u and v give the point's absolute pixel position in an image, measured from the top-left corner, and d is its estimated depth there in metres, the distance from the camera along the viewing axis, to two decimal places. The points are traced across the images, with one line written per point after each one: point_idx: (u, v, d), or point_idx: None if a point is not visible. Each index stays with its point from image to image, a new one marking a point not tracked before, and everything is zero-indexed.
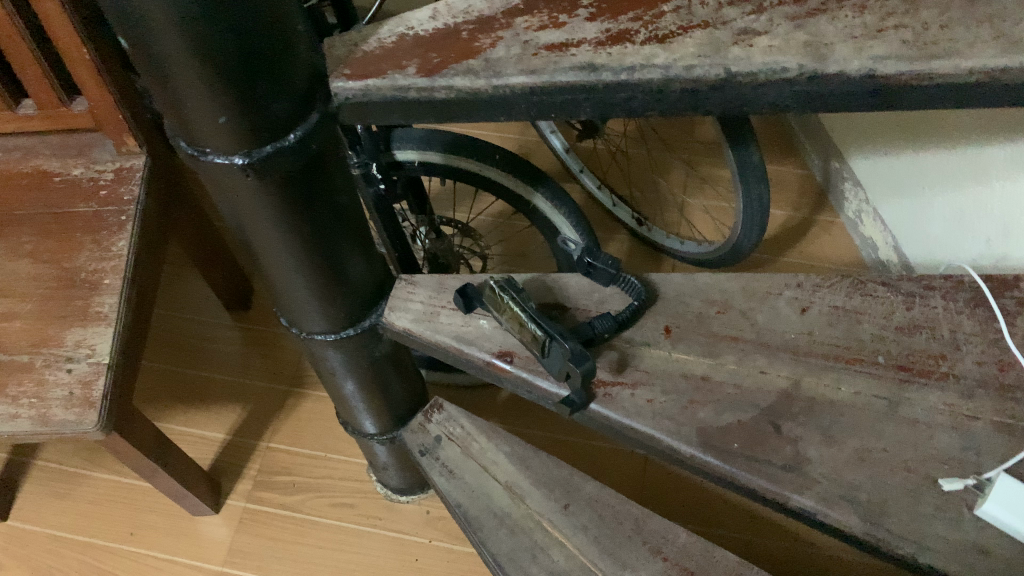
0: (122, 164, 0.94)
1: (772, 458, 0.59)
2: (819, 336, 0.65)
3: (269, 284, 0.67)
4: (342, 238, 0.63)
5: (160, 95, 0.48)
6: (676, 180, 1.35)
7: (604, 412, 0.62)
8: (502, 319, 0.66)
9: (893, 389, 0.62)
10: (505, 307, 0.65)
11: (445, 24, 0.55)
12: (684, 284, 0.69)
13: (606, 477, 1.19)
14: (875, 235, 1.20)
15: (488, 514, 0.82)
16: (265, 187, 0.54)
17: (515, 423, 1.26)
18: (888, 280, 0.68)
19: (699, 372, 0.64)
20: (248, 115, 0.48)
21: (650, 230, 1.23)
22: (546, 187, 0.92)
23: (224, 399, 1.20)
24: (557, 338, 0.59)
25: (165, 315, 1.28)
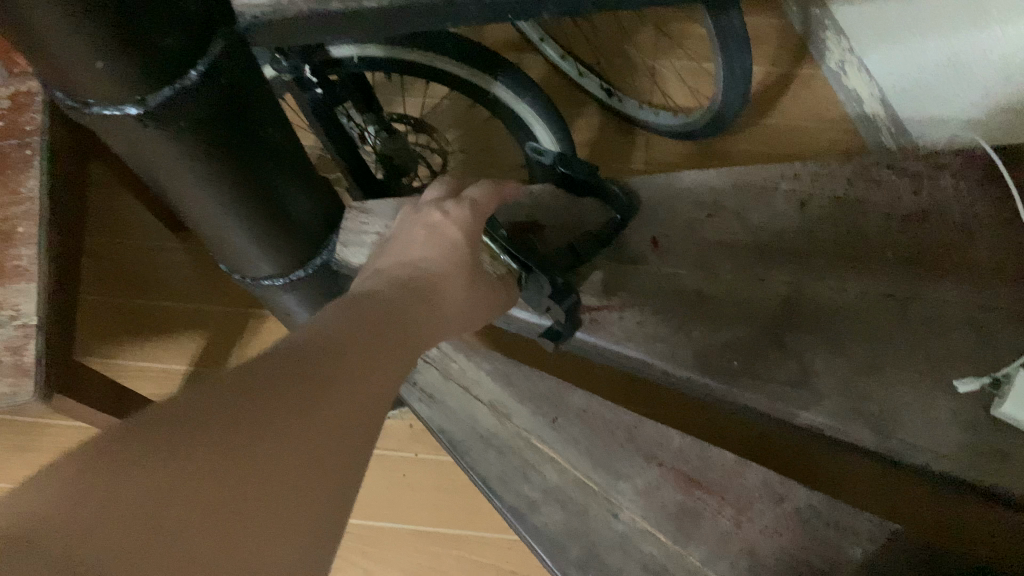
0: (18, 87, 0.81)
1: (776, 375, 0.54)
2: (820, 234, 0.59)
3: (200, 233, 0.59)
4: (274, 173, 0.55)
5: (15, 38, 0.38)
6: (644, 43, 1.24)
7: (593, 340, 0.57)
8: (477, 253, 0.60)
9: (904, 285, 0.56)
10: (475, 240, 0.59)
11: None
12: (668, 188, 0.63)
13: None
14: (860, 87, 1.12)
15: (475, 438, 0.79)
16: (172, 133, 0.45)
17: None
18: (892, 160, 0.61)
19: (691, 287, 0.58)
20: (133, 54, 0.39)
21: (621, 101, 1.14)
22: (504, 74, 0.82)
23: (181, 328, 1.13)
24: (535, 273, 0.54)
25: (99, 239, 1.17)
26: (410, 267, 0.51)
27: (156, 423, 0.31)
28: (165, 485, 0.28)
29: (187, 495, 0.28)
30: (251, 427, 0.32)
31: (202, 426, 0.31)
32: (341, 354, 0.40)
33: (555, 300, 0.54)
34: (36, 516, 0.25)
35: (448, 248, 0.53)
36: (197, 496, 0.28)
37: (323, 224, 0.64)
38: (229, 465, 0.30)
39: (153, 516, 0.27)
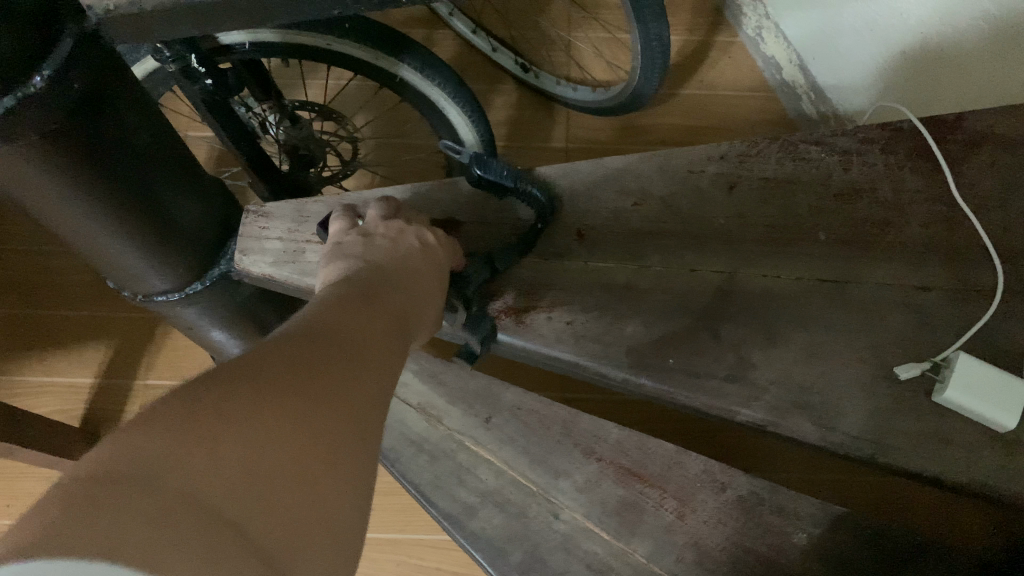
0: None
1: (712, 370, 0.51)
2: (751, 218, 0.57)
3: (74, 249, 0.52)
4: (155, 179, 0.49)
5: None
6: (559, 14, 1.19)
7: (520, 343, 0.53)
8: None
9: (837, 268, 0.54)
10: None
11: None
12: (592, 174, 0.59)
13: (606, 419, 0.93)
14: (778, 53, 1.11)
15: (404, 442, 0.74)
16: (19, 146, 0.39)
17: None
18: (820, 138, 0.59)
19: (621, 281, 0.55)
20: None
21: (537, 76, 1.10)
22: (411, 56, 0.77)
23: (79, 338, 1.04)
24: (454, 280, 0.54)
25: None
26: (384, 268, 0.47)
27: (241, 372, 0.31)
28: (239, 435, 0.28)
29: (295, 448, 0.29)
30: (327, 384, 0.33)
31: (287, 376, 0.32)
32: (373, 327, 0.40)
33: (468, 330, 0.51)
34: (163, 466, 0.25)
35: (434, 265, 0.51)
36: (302, 448, 0.29)
37: (217, 230, 0.58)
38: (320, 423, 0.31)
39: (272, 471, 0.27)
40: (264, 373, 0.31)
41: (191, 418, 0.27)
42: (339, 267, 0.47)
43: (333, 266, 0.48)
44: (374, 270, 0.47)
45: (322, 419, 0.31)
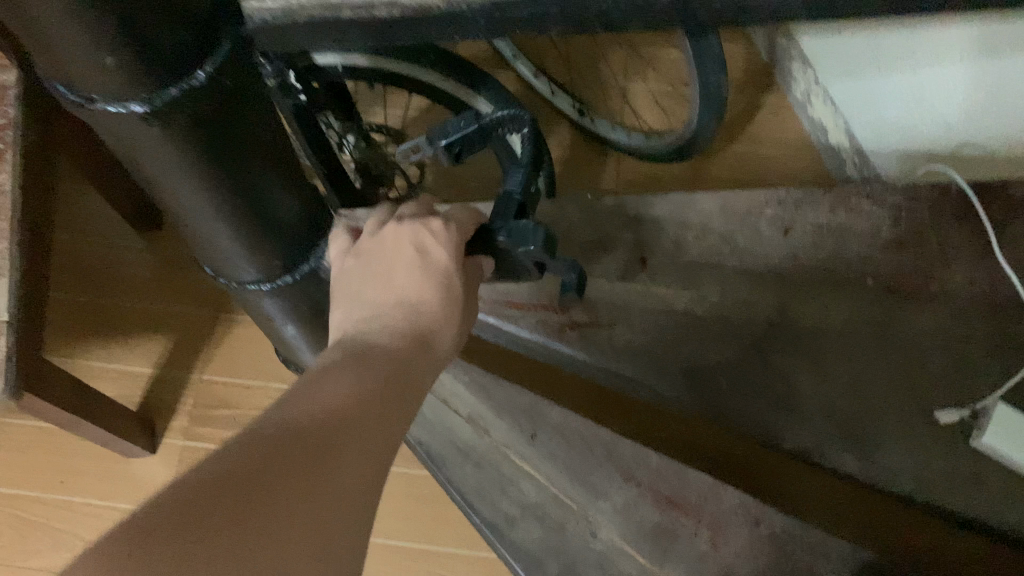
0: None
1: (760, 395, 0.56)
2: (804, 259, 0.61)
3: (183, 231, 0.58)
4: (267, 175, 0.54)
5: (19, 31, 0.37)
6: (618, 64, 1.25)
7: (584, 357, 0.58)
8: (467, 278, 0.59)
9: (882, 310, 0.58)
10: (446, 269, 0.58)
11: None
12: (658, 206, 0.64)
13: None
14: (825, 117, 1.15)
15: (454, 449, 0.80)
16: (170, 134, 0.44)
17: None
18: (871, 192, 0.63)
19: (680, 306, 0.59)
20: (143, 51, 0.38)
21: (593, 121, 1.15)
22: (487, 89, 0.80)
23: (146, 329, 1.09)
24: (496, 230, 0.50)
25: (66, 240, 1.13)
26: (384, 299, 0.47)
27: (200, 488, 0.32)
28: (188, 561, 0.29)
29: (249, 562, 0.30)
30: (297, 483, 0.34)
31: (285, 473, 0.34)
32: (376, 385, 0.42)
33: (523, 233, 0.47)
34: None
35: (442, 282, 0.47)
36: (254, 563, 0.30)
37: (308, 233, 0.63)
38: (278, 532, 0.32)
39: None
40: (248, 473, 0.34)
41: (181, 533, 0.30)
42: (341, 314, 0.47)
43: (337, 312, 0.48)
44: (375, 306, 0.47)
45: (279, 531, 0.32)
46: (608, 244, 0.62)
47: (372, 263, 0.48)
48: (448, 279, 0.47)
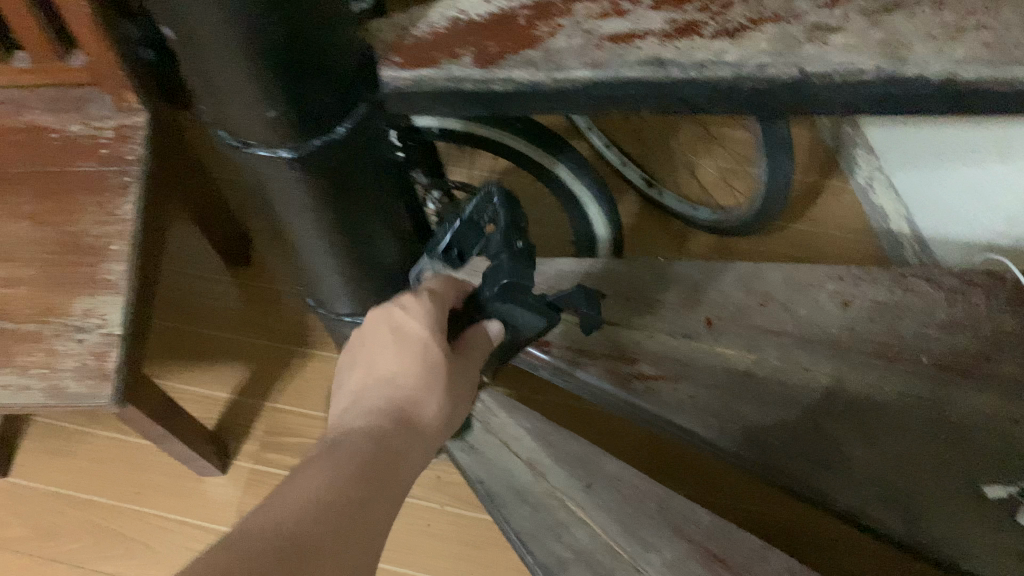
0: (122, 121, 0.89)
1: (813, 455, 0.59)
2: (861, 332, 0.64)
3: (299, 262, 0.65)
4: (378, 220, 0.61)
5: (200, 84, 0.45)
6: (687, 140, 1.31)
7: (647, 408, 0.61)
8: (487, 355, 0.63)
9: (933, 388, 0.61)
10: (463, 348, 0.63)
11: (501, 8, 0.51)
12: (725, 272, 0.69)
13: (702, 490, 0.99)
14: (886, 204, 1.19)
15: (510, 491, 0.81)
16: (304, 179, 0.51)
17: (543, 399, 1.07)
18: (930, 275, 0.67)
19: (741, 367, 0.63)
20: (297, 106, 0.45)
21: (660, 193, 1.22)
22: (569, 159, 0.88)
23: (228, 356, 1.17)
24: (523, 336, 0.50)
25: (173, 271, 1.22)
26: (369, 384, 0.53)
27: None
28: None
29: None
30: None
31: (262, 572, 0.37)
32: (353, 475, 0.46)
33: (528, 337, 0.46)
34: None
35: (416, 353, 0.53)
36: None
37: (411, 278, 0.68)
38: None
39: None
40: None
41: None
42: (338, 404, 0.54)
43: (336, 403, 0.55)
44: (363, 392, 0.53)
45: None
46: (675, 305, 0.67)
47: (360, 352, 0.55)
48: (421, 348, 0.53)
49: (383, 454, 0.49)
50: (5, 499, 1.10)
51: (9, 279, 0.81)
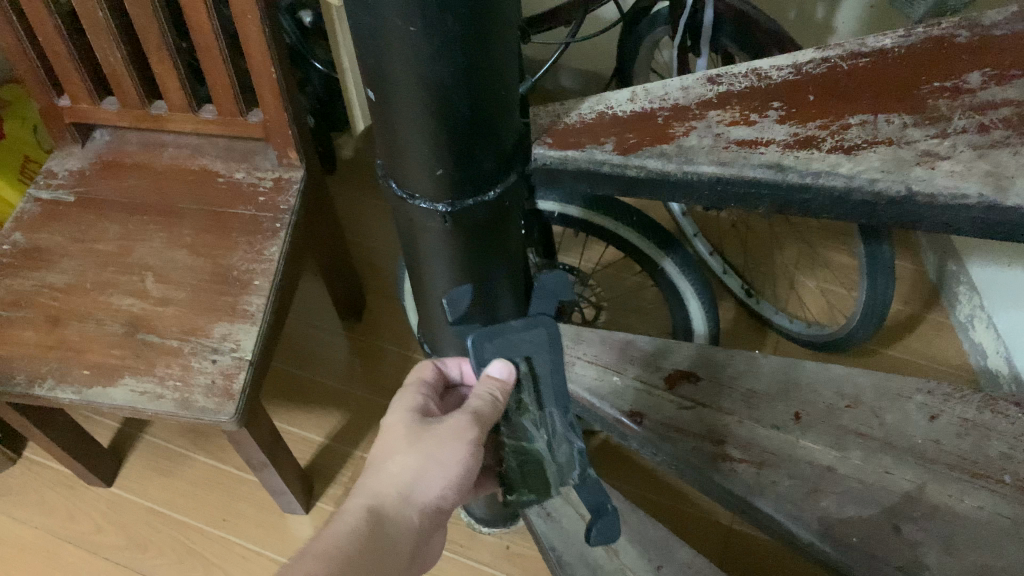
0: (281, 174, 1.02)
1: (891, 558, 0.59)
2: (946, 445, 0.66)
3: (428, 308, 0.73)
4: (505, 279, 0.67)
5: (385, 142, 0.53)
6: (790, 256, 1.36)
7: (730, 486, 0.65)
8: (540, 412, 0.57)
9: (1017, 509, 0.61)
10: (516, 422, 0.58)
11: (642, 107, 0.59)
12: (817, 373, 0.73)
13: None
14: (986, 342, 1.19)
15: (582, 562, 0.83)
16: (452, 232, 0.58)
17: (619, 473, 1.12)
18: (1021, 400, 0.68)
19: (825, 462, 0.66)
20: (462, 170, 0.52)
21: (758, 303, 1.25)
22: (676, 253, 0.95)
23: (328, 403, 1.25)
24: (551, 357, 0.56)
25: (298, 323, 1.35)
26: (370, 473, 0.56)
27: None
28: None
29: None
30: None
31: None
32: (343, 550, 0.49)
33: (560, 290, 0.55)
34: None
35: (399, 438, 0.58)
36: None
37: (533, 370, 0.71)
38: None
39: None
40: None
41: None
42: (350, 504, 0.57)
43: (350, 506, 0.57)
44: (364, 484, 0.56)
45: None
46: (768, 401, 0.71)
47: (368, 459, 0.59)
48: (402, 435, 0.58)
49: (343, 529, 0.50)
50: (106, 506, 1.18)
51: (163, 300, 0.90)
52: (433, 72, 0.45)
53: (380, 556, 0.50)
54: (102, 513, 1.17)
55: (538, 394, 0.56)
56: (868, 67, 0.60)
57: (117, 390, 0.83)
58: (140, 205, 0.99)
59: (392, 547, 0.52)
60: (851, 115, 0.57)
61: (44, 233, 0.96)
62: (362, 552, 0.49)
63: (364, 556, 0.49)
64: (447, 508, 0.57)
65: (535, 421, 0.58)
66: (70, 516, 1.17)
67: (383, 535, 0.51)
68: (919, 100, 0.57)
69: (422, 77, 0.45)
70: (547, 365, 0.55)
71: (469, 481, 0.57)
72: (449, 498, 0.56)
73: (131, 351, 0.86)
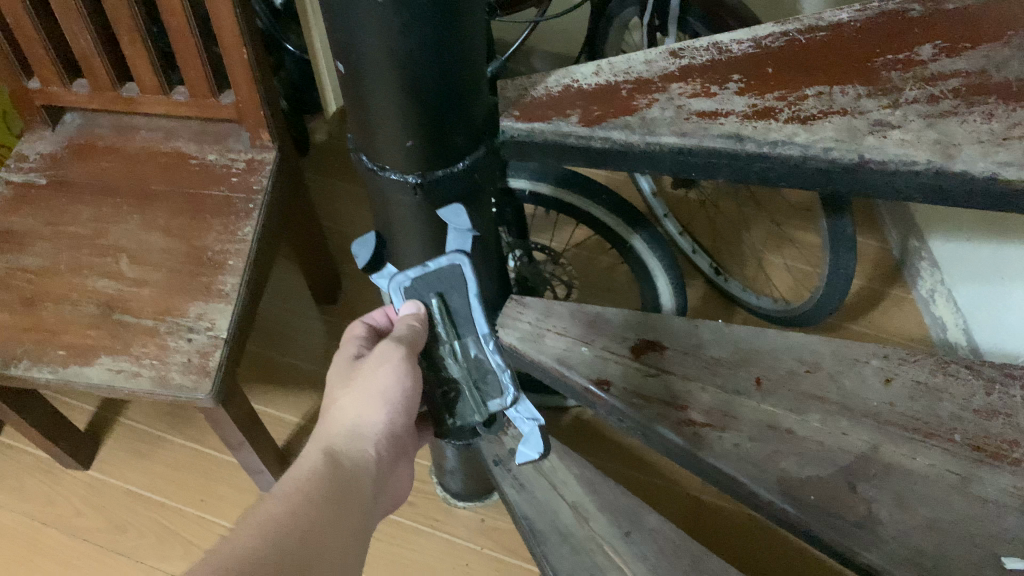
0: (254, 156, 1.02)
1: (847, 515, 0.62)
2: (900, 408, 0.69)
3: None
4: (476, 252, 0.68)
5: (355, 115, 0.54)
6: (758, 235, 1.39)
7: (695, 449, 0.67)
8: (455, 342, 0.61)
9: (967, 466, 0.64)
10: (437, 357, 0.62)
11: (607, 81, 0.61)
12: (779, 341, 0.75)
13: (733, 551, 1.04)
14: (946, 315, 1.23)
15: (553, 530, 0.85)
16: (422, 206, 0.59)
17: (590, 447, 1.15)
18: (971, 363, 0.72)
19: (784, 425, 0.69)
20: (431, 142, 0.53)
21: (727, 280, 1.27)
22: (645, 230, 0.97)
23: (305, 385, 1.25)
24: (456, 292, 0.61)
25: (271, 306, 1.35)
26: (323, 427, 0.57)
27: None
28: None
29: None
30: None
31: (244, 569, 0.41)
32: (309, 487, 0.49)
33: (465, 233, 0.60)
34: None
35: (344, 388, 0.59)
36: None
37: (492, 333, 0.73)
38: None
39: None
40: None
41: None
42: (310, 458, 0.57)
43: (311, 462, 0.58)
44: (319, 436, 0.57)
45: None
46: (733, 364, 0.74)
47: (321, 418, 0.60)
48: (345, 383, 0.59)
49: (302, 470, 0.51)
50: (83, 490, 1.18)
51: (138, 280, 0.90)
52: (402, 46, 0.46)
53: (343, 489, 0.51)
54: (79, 497, 1.17)
55: (456, 328, 0.61)
56: (824, 41, 0.62)
57: (93, 369, 0.83)
58: (113, 188, 0.99)
59: (352, 480, 0.53)
60: (808, 88, 0.58)
61: (17, 216, 0.96)
62: (325, 485, 0.50)
63: (327, 489, 0.50)
64: (400, 438, 0.59)
65: (455, 355, 0.62)
66: (48, 500, 1.17)
67: (340, 471, 0.53)
68: (873, 73, 0.59)
69: (391, 51, 0.46)
70: (461, 303, 0.61)
71: (414, 409, 0.59)
72: (397, 427, 0.58)
73: (107, 331, 0.86)
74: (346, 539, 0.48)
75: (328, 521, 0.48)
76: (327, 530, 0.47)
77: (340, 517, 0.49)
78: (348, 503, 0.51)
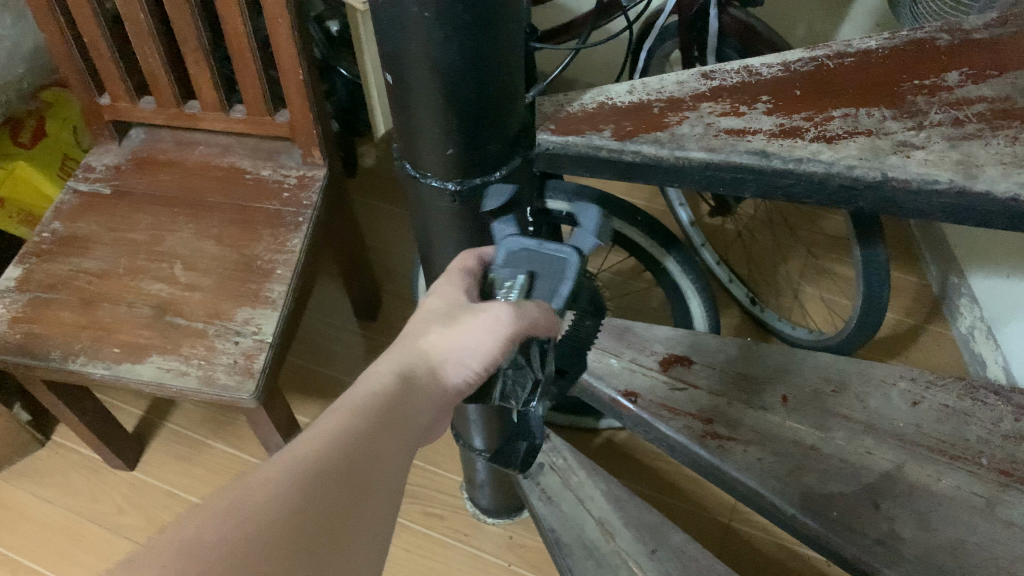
0: (305, 172, 1.07)
1: (868, 531, 0.62)
2: (926, 430, 0.70)
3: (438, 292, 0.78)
4: None
5: (399, 124, 0.58)
6: (795, 267, 1.40)
7: (718, 462, 0.68)
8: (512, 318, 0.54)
9: (992, 490, 0.64)
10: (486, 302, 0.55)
11: (640, 99, 0.64)
12: (804, 360, 0.78)
13: None
14: (985, 352, 1.22)
15: (579, 543, 0.85)
16: (459, 212, 0.62)
17: (618, 470, 1.15)
18: (1000, 390, 0.72)
19: (809, 442, 0.70)
20: (470, 150, 0.56)
21: (762, 310, 1.28)
22: (678, 252, 0.99)
23: None
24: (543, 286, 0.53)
25: (315, 321, 1.40)
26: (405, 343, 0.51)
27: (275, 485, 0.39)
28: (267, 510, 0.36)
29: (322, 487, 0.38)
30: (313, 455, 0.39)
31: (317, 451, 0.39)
32: (378, 401, 0.45)
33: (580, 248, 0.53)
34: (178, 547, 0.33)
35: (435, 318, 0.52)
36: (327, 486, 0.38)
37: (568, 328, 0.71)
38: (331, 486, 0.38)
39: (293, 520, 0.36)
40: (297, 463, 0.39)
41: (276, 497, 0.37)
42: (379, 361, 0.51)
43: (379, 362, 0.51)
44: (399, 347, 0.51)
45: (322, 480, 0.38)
46: (758, 381, 0.76)
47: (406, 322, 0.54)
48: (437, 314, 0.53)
49: (375, 387, 0.46)
50: (126, 489, 1.22)
51: (190, 285, 0.95)
52: (446, 56, 0.49)
53: (409, 416, 0.46)
54: (123, 496, 1.21)
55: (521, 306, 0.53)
56: (852, 67, 0.65)
57: (144, 366, 0.88)
58: (171, 198, 1.04)
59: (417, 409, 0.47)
60: (834, 110, 0.61)
61: (82, 222, 1.02)
62: (395, 403, 0.45)
63: (390, 415, 0.44)
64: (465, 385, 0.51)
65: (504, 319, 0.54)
66: (94, 497, 1.21)
67: (401, 390, 0.47)
68: (899, 96, 0.61)
69: (434, 60, 0.49)
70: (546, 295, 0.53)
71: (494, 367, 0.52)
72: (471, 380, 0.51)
73: (159, 332, 0.91)
74: (400, 464, 0.43)
75: (392, 435, 0.44)
76: (385, 453, 0.42)
77: (405, 431, 0.45)
78: (406, 430, 0.45)
